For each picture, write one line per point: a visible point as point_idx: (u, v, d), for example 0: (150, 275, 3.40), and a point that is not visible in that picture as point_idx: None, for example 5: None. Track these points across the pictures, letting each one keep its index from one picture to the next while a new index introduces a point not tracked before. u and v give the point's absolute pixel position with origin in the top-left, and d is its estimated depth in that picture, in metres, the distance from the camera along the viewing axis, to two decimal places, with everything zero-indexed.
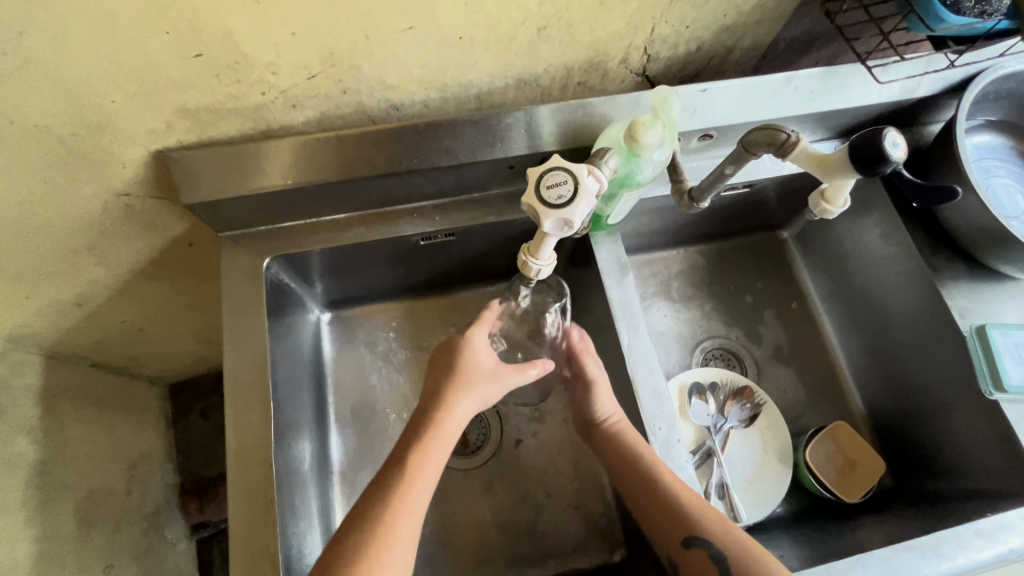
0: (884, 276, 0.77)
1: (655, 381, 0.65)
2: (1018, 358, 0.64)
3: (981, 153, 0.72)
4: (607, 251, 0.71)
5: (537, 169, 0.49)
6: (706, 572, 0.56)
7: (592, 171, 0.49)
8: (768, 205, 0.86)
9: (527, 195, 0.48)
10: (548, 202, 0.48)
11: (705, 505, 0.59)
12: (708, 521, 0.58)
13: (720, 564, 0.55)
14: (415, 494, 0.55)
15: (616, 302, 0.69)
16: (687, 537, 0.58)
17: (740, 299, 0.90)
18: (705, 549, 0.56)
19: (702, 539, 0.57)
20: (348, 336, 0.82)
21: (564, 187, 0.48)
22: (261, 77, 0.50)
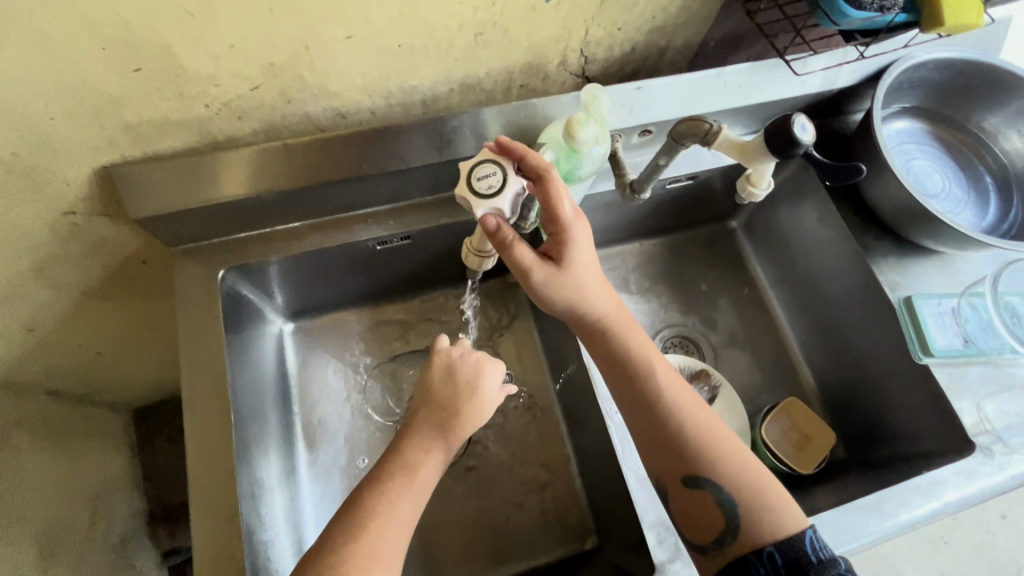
0: (822, 258, 0.82)
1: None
2: (943, 325, 0.69)
3: (902, 138, 0.77)
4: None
5: (468, 162, 0.51)
6: (708, 513, 0.54)
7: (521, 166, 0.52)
8: (715, 196, 0.91)
9: (459, 186, 0.50)
10: (479, 192, 0.50)
11: (711, 434, 0.56)
12: (716, 459, 0.54)
13: (724, 510, 0.53)
14: (397, 506, 0.52)
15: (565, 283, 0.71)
16: (692, 476, 0.55)
17: (695, 288, 0.96)
18: (711, 492, 0.54)
19: (710, 481, 0.54)
20: (313, 346, 0.83)
21: (493, 178, 0.50)
22: (202, 89, 0.51)
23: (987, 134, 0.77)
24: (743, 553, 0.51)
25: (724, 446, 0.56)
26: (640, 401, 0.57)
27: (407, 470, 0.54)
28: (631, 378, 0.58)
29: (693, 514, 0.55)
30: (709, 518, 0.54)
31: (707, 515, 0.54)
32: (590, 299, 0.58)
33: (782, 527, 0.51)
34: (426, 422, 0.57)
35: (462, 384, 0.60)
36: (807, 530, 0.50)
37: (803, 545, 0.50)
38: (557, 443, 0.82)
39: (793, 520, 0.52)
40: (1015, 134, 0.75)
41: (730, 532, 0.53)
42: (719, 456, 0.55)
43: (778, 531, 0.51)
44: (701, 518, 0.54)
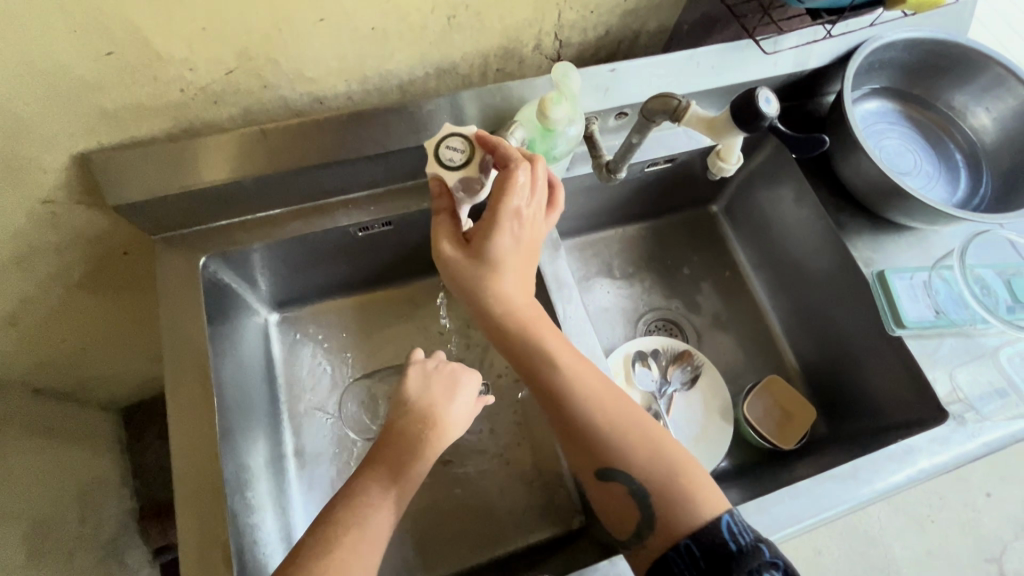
0: (800, 237, 0.83)
1: (590, 345, 0.68)
2: (915, 297, 0.70)
3: (874, 119, 0.79)
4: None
5: (449, 127, 0.56)
6: (624, 503, 0.55)
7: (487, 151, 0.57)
8: (694, 180, 0.92)
9: (434, 141, 0.56)
10: (439, 159, 0.55)
11: (626, 428, 0.56)
12: (631, 454, 0.55)
13: (638, 501, 0.54)
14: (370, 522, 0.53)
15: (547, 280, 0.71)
16: (605, 470, 0.55)
17: (678, 271, 0.97)
18: (624, 485, 0.55)
19: (621, 475, 0.54)
20: (299, 336, 0.84)
21: (455, 153, 0.55)
22: (177, 73, 0.51)
23: (956, 111, 0.79)
24: (663, 549, 0.51)
25: (636, 438, 0.55)
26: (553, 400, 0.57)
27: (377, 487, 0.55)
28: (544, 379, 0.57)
29: (610, 504, 0.56)
30: (624, 509, 0.55)
31: (623, 506, 0.55)
32: (504, 295, 0.56)
33: (696, 520, 0.51)
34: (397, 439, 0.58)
35: (437, 395, 0.61)
36: (724, 515, 0.51)
37: (719, 532, 0.50)
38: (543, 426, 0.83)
39: (709, 509, 0.51)
40: (983, 110, 0.76)
41: (645, 523, 0.53)
42: (633, 447, 0.55)
43: (694, 522, 0.51)
44: (616, 509, 0.56)
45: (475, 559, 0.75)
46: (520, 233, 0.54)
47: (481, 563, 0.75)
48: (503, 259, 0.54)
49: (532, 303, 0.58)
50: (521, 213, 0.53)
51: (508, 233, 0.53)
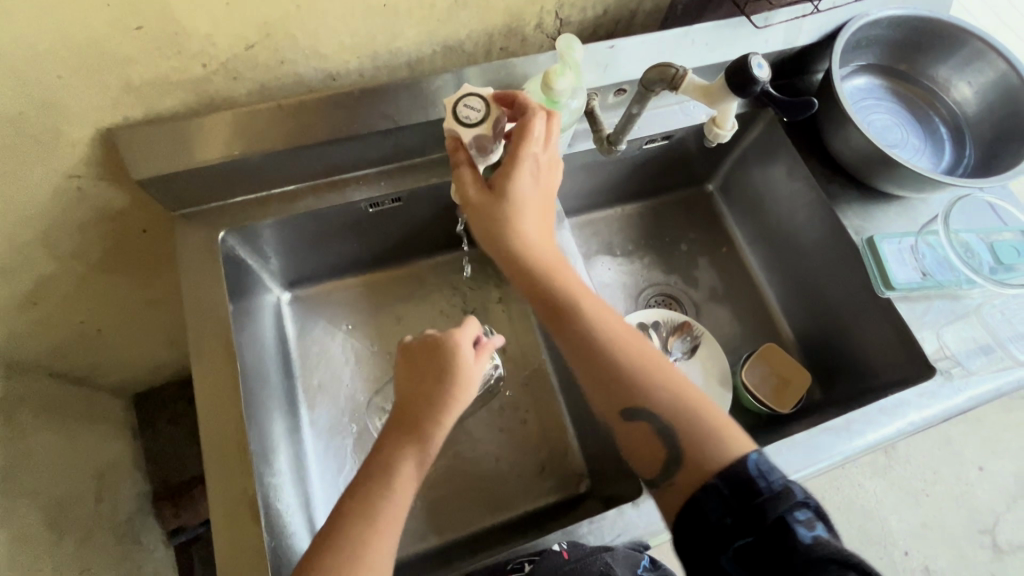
0: (792, 210, 0.87)
1: None
2: (902, 261, 0.74)
3: (862, 95, 0.82)
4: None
5: (470, 87, 0.57)
6: (649, 445, 0.53)
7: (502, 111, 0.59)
8: (691, 158, 0.95)
9: (455, 97, 0.57)
10: (457, 115, 0.56)
11: (648, 369, 0.56)
12: (658, 394, 0.54)
13: (663, 439, 0.53)
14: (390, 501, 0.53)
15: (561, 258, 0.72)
16: (631, 410, 0.55)
17: (676, 248, 1.00)
18: (650, 424, 0.54)
19: (648, 413, 0.54)
20: (310, 314, 0.86)
21: (471, 112, 0.56)
22: (200, 48, 0.54)
23: (940, 85, 0.82)
24: (691, 490, 0.49)
25: (661, 379, 0.55)
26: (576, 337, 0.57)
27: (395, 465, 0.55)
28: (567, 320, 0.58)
29: (635, 450, 0.55)
30: (650, 451, 0.53)
31: (648, 446, 0.53)
32: (528, 236, 0.59)
33: (722, 454, 0.50)
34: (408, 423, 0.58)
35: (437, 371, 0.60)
36: (753, 452, 0.49)
37: (746, 470, 0.48)
38: (548, 397, 0.86)
39: (738, 446, 0.50)
40: (965, 84, 0.80)
41: (672, 463, 0.52)
42: (659, 388, 0.55)
43: (723, 459, 0.49)
44: (644, 452, 0.54)
45: (487, 522, 0.78)
46: (536, 177, 0.59)
47: (492, 526, 0.78)
48: (521, 202, 0.58)
49: (554, 252, 0.62)
50: (538, 160, 0.58)
51: (525, 176, 0.58)
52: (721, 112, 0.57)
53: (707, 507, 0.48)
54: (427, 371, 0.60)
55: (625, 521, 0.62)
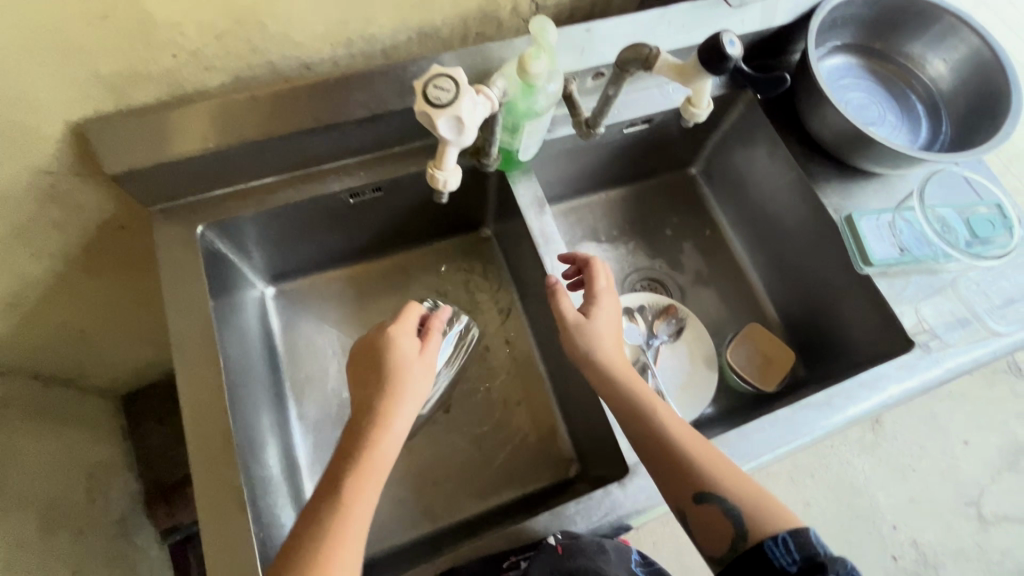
0: (773, 191, 0.87)
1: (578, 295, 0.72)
2: (881, 237, 0.75)
3: (839, 74, 0.82)
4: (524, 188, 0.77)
5: (439, 69, 0.51)
6: (718, 525, 0.56)
7: (481, 93, 0.54)
8: (672, 142, 0.95)
9: (424, 79, 0.51)
10: (427, 97, 0.50)
11: (706, 452, 0.60)
12: (719, 476, 0.58)
13: (734, 520, 0.56)
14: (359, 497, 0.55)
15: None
16: (700, 495, 0.57)
17: (661, 233, 1.01)
18: (719, 506, 0.57)
19: (716, 496, 0.57)
20: (296, 308, 0.86)
21: (444, 93, 0.50)
22: (169, 38, 0.53)
23: (915, 62, 0.83)
24: (760, 540, 0.54)
25: (723, 465, 0.59)
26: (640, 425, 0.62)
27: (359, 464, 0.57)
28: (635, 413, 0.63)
29: (704, 532, 0.57)
30: (721, 534, 0.56)
31: (717, 528, 0.56)
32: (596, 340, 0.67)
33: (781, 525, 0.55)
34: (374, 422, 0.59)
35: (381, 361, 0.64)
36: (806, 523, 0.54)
37: (809, 538, 0.53)
38: (536, 383, 0.86)
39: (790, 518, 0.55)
40: (939, 59, 0.81)
41: (740, 540, 0.55)
42: (719, 472, 0.58)
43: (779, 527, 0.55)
44: (713, 533, 0.57)
45: (478, 508, 0.79)
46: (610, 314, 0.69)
47: (483, 512, 0.79)
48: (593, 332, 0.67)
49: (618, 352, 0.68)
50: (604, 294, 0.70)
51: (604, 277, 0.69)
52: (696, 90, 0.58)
53: (774, 554, 0.53)
54: (369, 369, 0.63)
55: (611, 499, 0.63)
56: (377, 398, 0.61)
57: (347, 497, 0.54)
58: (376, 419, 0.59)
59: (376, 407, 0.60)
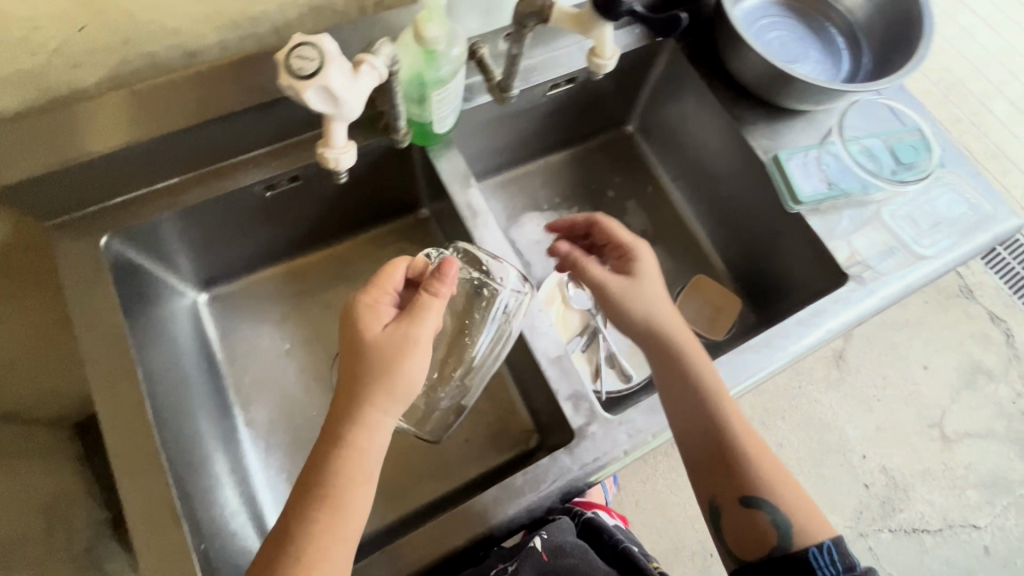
0: (706, 140, 0.86)
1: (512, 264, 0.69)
2: (808, 173, 0.75)
3: (756, 15, 0.81)
4: (448, 161, 0.73)
5: (301, 36, 0.46)
6: (761, 531, 0.60)
7: (365, 63, 0.51)
8: (604, 101, 0.94)
9: (284, 48, 0.46)
10: (292, 71, 0.46)
11: (760, 457, 0.63)
12: (769, 485, 0.62)
13: (781, 531, 0.59)
14: (348, 513, 0.56)
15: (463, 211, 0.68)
16: (748, 498, 0.61)
17: (603, 195, 1.00)
18: (767, 512, 0.60)
19: (766, 502, 0.61)
20: (232, 312, 0.83)
21: (308, 65, 0.46)
22: (23, 36, 0.49)
23: None
24: (806, 546, 0.58)
25: (768, 472, 0.62)
26: (712, 418, 0.64)
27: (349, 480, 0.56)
28: (698, 405, 0.64)
29: (738, 533, 0.61)
30: (758, 536, 0.60)
31: (757, 533, 0.60)
32: (664, 325, 0.69)
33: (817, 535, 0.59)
34: (365, 434, 0.57)
35: (383, 355, 0.57)
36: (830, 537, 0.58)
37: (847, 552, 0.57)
38: None
39: (824, 528, 0.59)
40: None
41: (780, 548, 0.59)
42: (769, 482, 0.62)
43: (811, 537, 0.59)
44: (749, 535, 0.61)
45: (440, 491, 0.78)
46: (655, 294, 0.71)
47: (445, 495, 0.78)
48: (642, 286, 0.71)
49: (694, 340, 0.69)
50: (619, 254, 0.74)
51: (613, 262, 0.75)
52: (597, 41, 0.56)
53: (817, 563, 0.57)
54: (360, 367, 0.57)
55: (559, 465, 0.63)
56: (370, 407, 0.57)
57: (322, 523, 0.54)
58: (361, 431, 0.56)
59: (364, 417, 0.57)
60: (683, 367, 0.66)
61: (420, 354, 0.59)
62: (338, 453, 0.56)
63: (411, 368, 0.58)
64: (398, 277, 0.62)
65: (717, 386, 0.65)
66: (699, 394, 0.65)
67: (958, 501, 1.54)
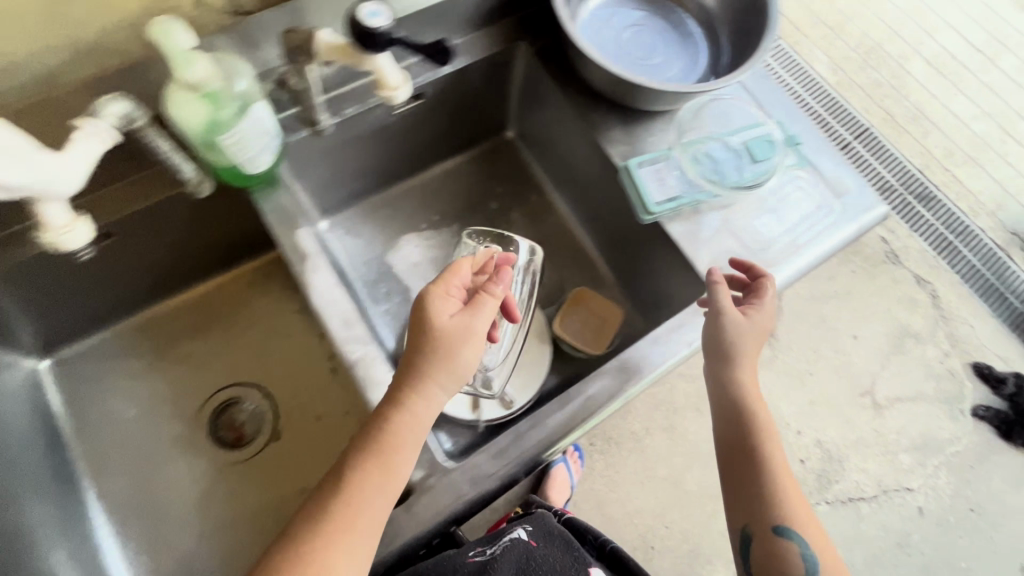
0: (573, 146, 0.83)
1: (343, 309, 0.62)
2: (660, 180, 0.70)
3: (602, 16, 0.79)
4: (272, 202, 0.66)
5: None
6: (788, 559, 0.60)
7: (78, 132, 0.53)
8: (470, 112, 0.89)
9: None
10: None
11: (786, 487, 0.63)
12: (795, 512, 0.62)
13: (807, 558, 0.60)
14: (335, 551, 0.51)
15: (289, 255, 0.64)
16: (776, 526, 0.61)
17: (484, 207, 0.96)
18: (793, 543, 0.61)
19: (791, 531, 0.61)
20: (81, 376, 0.78)
21: None
22: None
23: None
24: None
25: (797, 502, 0.63)
26: (756, 442, 0.64)
27: (357, 503, 0.53)
28: (742, 428, 0.65)
29: (766, 559, 0.61)
30: (783, 565, 0.60)
31: (783, 563, 0.60)
32: (739, 348, 0.64)
33: None
34: (377, 461, 0.54)
35: (438, 336, 0.57)
36: None
37: None
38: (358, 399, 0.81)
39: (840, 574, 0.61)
40: None
41: None
42: (793, 509, 0.62)
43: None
44: (777, 563, 0.61)
45: None
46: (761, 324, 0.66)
47: None
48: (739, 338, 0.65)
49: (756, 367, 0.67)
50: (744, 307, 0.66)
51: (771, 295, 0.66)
52: (376, 71, 0.60)
53: None
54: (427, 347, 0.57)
55: (401, 523, 0.60)
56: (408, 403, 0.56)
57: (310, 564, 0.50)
58: (386, 449, 0.55)
59: (387, 430, 0.55)
60: (740, 383, 0.65)
61: (457, 344, 0.57)
62: (355, 474, 0.54)
63: (455, 358, 0.57)
64: (464, 271, 0.62)
65: (761, 417, 0.65)
66: (753, 415, 0.65)
67: (891, 468, 1.40)
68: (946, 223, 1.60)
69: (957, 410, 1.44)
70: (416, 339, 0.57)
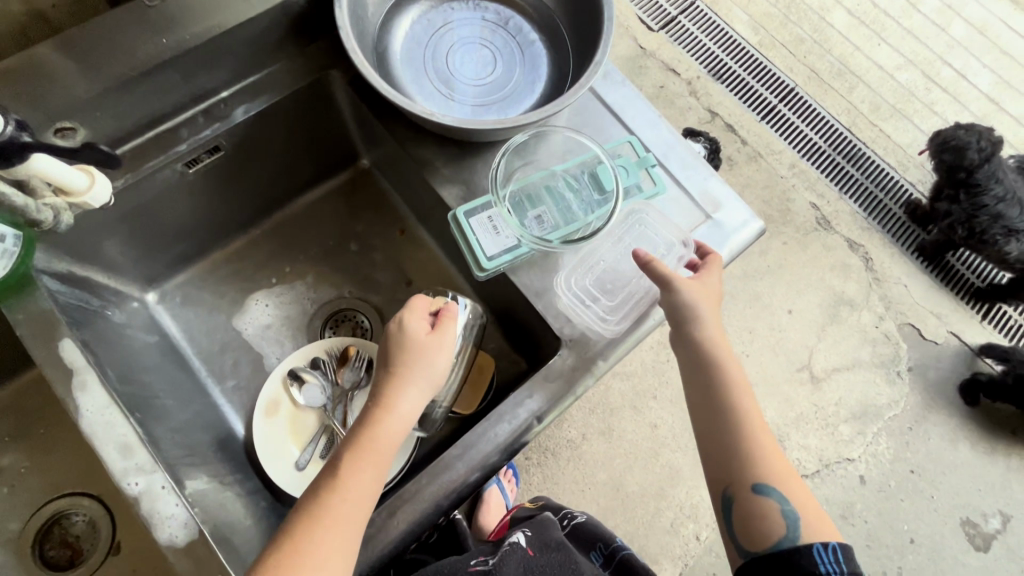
0: (415, 183, 0.72)
1: (118, 434, 0.52)
2: (493, 229, 0.62)
3: (422, 36, 0.68)
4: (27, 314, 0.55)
5: None
6: (769, 520, 0.53)
7: None
8: (302, 150, 0.77)
9: None
10: None
11: (764, 442, 0.56)
12: (774, 469, 0.55)
13: (790, 519, 0.53)
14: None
15: (47, 374, 0.53)
16: (755, 484, 0.54)
17: (344, 250, 0.84)
18: (775, 501, 0.54)
19: (771, 489, 0.54)
20: None
21: None
22: None
23: None
24: (811, 543, 0.52)
25: (776, 459, 0.55)
26: (720, 402, 0.57)
27: (317, 536, 0.49)
28: (709, 387, 0.58)
29: (749, 521, 0.54)
30: (766, 527, 0.53)
31: (766, 523, 0.53)
32: (700, 307, 0.58)
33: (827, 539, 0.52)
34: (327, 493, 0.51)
35: (414, 350, 0.57)
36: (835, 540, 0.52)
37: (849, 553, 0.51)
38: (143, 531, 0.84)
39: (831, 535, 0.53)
40: None
41: (787, 542, 0.52)
42: (770, 465, 0.55)
43: (821, 537, 0.52)
44: (761, 526, 0.53)
45: None
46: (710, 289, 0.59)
47: None
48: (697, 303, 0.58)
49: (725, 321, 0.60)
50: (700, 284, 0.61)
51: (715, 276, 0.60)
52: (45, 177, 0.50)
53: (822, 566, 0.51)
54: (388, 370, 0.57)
55: None
56: (397, 403, 0.55)
57: None
58: (375, 452, 0.54)
59: (360, 448, 0.53)
60: (703, 334, 0.58)
61: (428, 356, 0.57)
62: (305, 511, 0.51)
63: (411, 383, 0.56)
64: (420, 303, 0.60)
65: (732, 372, 0.58)
66: (722, 373, 0.58)
67: (831, 440, 1.23)
68: (878, 183, 1.39)
69: (894, 372, 1.26)
70: (396, 349, 0.57)
